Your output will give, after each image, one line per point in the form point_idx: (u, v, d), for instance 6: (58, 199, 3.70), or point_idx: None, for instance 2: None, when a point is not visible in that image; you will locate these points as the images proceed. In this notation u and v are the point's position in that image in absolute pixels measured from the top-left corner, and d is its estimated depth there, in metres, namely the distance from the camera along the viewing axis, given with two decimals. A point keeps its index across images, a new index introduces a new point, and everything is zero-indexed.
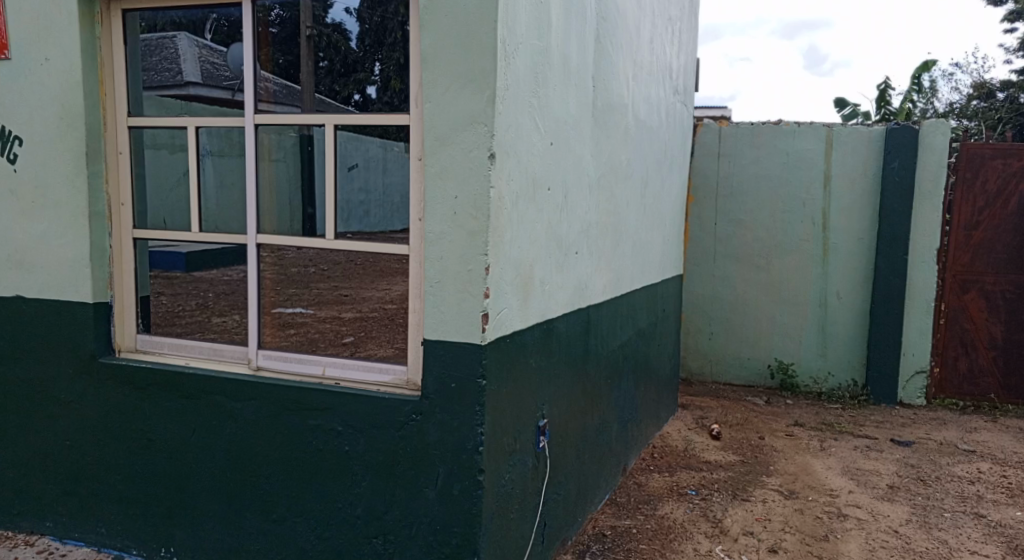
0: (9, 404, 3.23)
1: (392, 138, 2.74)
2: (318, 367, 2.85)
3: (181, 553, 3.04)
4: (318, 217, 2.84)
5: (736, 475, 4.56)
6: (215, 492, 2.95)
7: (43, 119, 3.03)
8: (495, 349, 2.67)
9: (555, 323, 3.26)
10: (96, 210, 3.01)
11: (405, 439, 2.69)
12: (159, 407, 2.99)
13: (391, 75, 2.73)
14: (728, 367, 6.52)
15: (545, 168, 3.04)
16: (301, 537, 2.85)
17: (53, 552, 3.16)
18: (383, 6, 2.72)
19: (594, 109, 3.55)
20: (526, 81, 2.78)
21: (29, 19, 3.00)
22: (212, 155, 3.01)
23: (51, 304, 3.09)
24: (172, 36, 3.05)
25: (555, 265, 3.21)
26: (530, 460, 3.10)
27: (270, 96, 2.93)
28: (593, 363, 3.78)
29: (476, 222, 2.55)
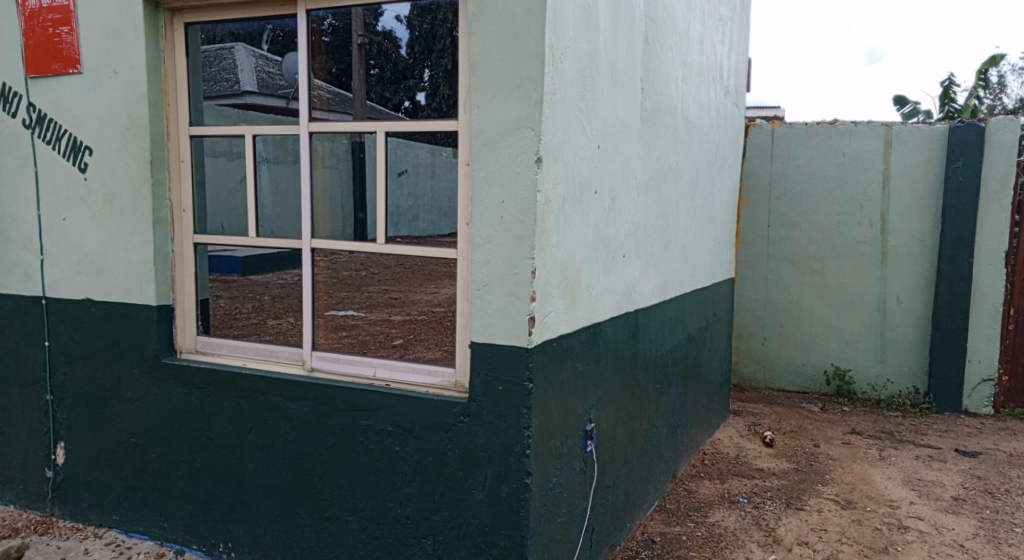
0: (79, 402, 3.38)
1: (441, 143, 2.79)
2: (368, 369, 2.91)
3: (238, 548, 3.13)
4: (368, 222, 2.90)
5: (791, 483, 4.46)
6: (270, 490, 3.04)
7: (111, 129, 3.17)
8: (542, 352, 2.68)
9: (602, 327, 3.26)
10: (159, 216, 3.14)
11: (453, 441, 2.72)
12: (217, 406, 3.09)
13: (439, 82, 2.76)
14: (783, 374, 6.38)
15: (593, 171, 3.04)
16: (352, 536, 2.91)
17: (119, 545, 3.29)
18: (432, 13, 2.75)
19: (643, 112, 3.53)
20: (573, 85, 2.79)
21: (98, 34, 3.14)
22: (268, 162, 3.07)
23: (118, 306, 3.23)
24: (229, 46, 3.12)
25: (603, 268, 3.21)
26: (578, 465, 3.09)
27: (323, 104, 2.97)
28: (642, 368, 3.75)
29: (523, 226, 2.57)
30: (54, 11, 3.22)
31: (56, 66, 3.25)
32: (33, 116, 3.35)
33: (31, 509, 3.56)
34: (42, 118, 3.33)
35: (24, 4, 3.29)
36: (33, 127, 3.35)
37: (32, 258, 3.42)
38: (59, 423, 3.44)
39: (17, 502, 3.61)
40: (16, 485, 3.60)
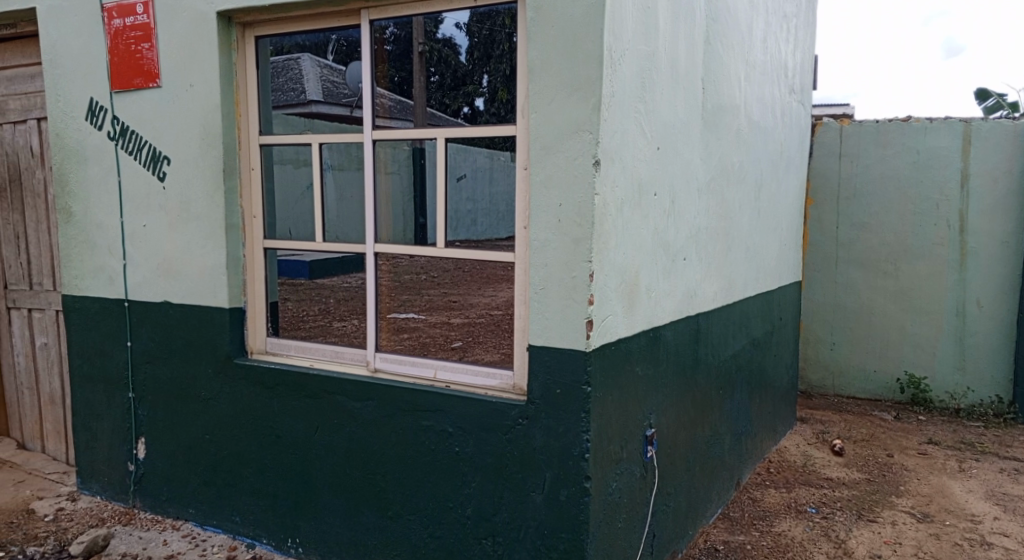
0: (158, 399, 3.55)
1: (498, 147, 2.82)
2: (429, 370, 2.96)
3: (305, 544, 3.23)
4: (429, 226, 2.95)
5: (862, 494, 4.31)
6: (336, 488, 3.12)
7: (187, 140, 3.33)
8: (600, 356, 2.68)
9: (662, 330, 3.23)
10: (231, 222, 3.29)
11: (512, 443, 2.74)
12: (286, 405, 3.20)
13: (498, 86, 2.80)
14: (854, 381, 6.15)
15: (652, 173, 3.02)
16: (414, 535, 2.97)
17: (195, 537, 3.44)
18: (491, 18, 2.78)
19: (704, 112, 3.49)
20: (632, 87, 2.78)
21: (175, 48, 3.30)
22: (333, 169, 3.16)
23: (194, 308, 3.38)
24: (296, 57, 3.24)
25: (662, 271, 3.18)
26: (638, 470, 3.07)
27: (386, 112, 3.04)
28: (704, 373, 3.70)
29: (580, 229, 2.58)
30: (137, 28, 3.38)
31: (139, 81, 3.42)
32: (117, 129, 3.53)
33: (114, 501, 3.76)
34: (126, 130, 3.50)
35: (109, 23, 3.45)
36: (117, 139, 3.53)
37: (115, 263, 3.61)
38: (140, 420, 3.62)
39: (102, 494, 3.80)
40: (100, 478, 3.80)
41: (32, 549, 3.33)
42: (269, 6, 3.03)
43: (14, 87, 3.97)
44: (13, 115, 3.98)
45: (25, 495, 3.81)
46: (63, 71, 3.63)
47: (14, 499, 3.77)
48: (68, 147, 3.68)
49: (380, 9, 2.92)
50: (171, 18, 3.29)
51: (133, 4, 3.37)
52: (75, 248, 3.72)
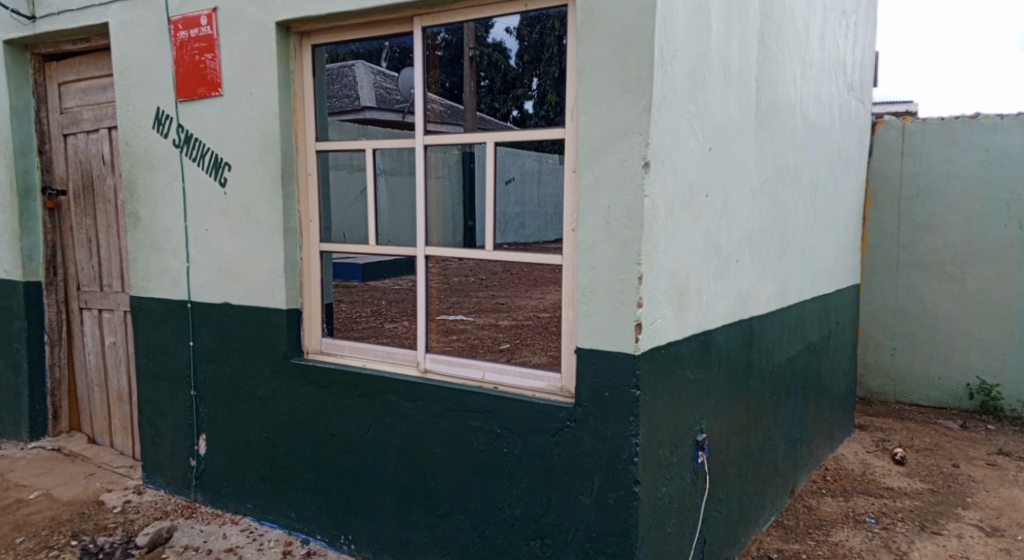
0: (218, 396, 3.68)
1: (547, 150, 2.83)
2: (478, 372, 2.98)
3: (357, 541, 3.30)
4: (477, 230, 2.98)
5: (926, 505, 4.15)
6: (388, 486, 3.18)
7: (247, 146, 3.44)
8: (649, 359, 2.66)
9: (714, 334, 3.18)
10: (289, 226, 3.38)
11: (560, 446, 2.75)
12: (340, 404, 3.27)
13: (547, 89, 2.81)
14: (917, 387, 5.94)
15: (703, 174, 2.98)
16: (463, 534, 3.00)
17: (253, 531, 3.56)
18: (541, 22, 2.79)
19: (758, 112, 3.43)
20: (683, 87, 2.75)
21: (235, 58, 3.42)
22: (386, 174, 3.23)
23: (253, 309, 3.50)
24: (350, 65, 3.33)
25: (714, 273, 3.13)
26: (688, 476, 3.03)
27: (436, 117, 3.09)
28: (757, 378, 3.63)
29: (629, 232, 2.56)
30: (200, 39, 3.52)
31: (202, 90, 3.55)
32: (181, 136, 3.67)
33: (178, 494, 3.91)
34: (189, 138, 3.64)
35: (175, 35, 3.60)
36: (181, 146, 3.68)
37: (179, 265, 3.76)
38: (202, 417, 3.75)
39: (165, 487, 3.96)
40: (164, 472, 3.95)
41: (101, 539, 3.50)
42: (325, 14, 3.11)
43: (87, 98, 4.18)
44: (86, 124, 4.19)
45: (95, 487, 4.00)
46: (132, 82, 3.80)
47: (85, 491, 3.96)
48: (136, 155, 3.85)
49: (431, 16, 2.96)
50: (233, 29, 3.41)
51: (197, 17, 3.51)
52: (142, 252, 3.89)
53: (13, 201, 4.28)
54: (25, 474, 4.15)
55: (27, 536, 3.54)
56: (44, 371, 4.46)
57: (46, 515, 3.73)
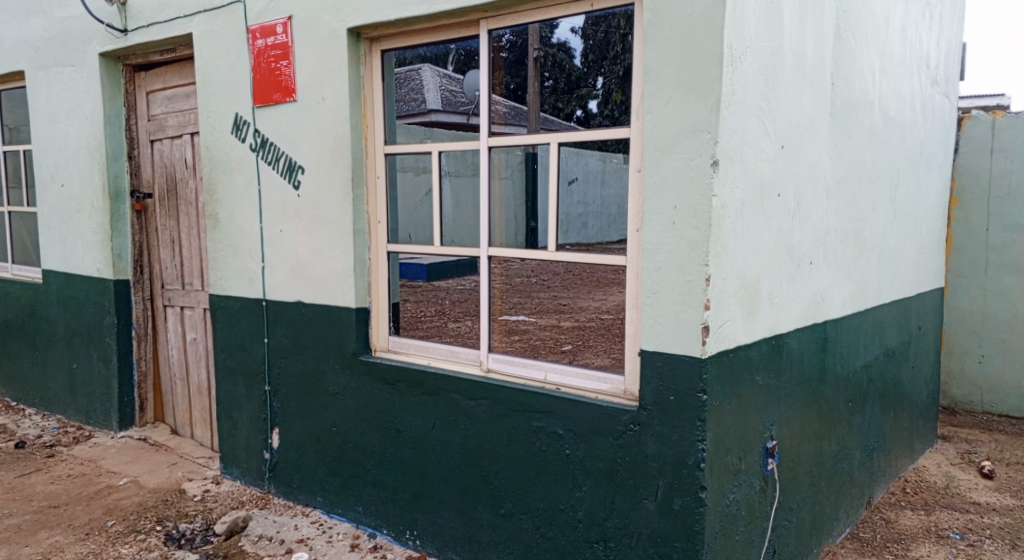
0: (292, 392, 3.80)
1: (611, 150, 2.80)
2: (540, 372, 2.99)
3: (422, 536, 3.36)
4: (540, 230, 2.99)
5: (1017, 523, 3.91)
6: (452, 484, 3.22)
7: (319, 150, 3.54)
8: (717, 363, 2.61)
9: (785, 338, 3.09)
10: (359, 227, 3.47)
11: (624, 449, 2.72)
12: (406, 402, 3.34)
13: (612, 88, 2.79)
14: (1007, 397, 5.59)
15: (775, 173, 2.90)
16: (526, 534, 3.01)
17: (322, 524, 3.66)
18: (606, 20, 2.78)
19: (834, 109, 3.31)
20: (754, 85, 2.68)
21: (309, 65, 3.53)
22: (450, 175, 3.27)
23: (325, 307, 3.60)
24: (417, 68, 3.37)
25: (786, 275, 3.04)
26: (757, 483, 2.95)
27: (501, 118, 3.09)
28: (832, 384, 3.50)
29: (697, 232, 2.52)
30: (276, 47, 3.64)
31: (277, 96, 3.68)
32: (258, 141, 3.81)
33: (252, 485, 4.06)
34: (265, 142, 3.78)
35: (253, 43, 3.74)
36: (258, 150, 3.82)
37: (255, 265, 3.91)
38: (275, 411, 3.89)
39: (241, 478, 4.12)
40: (240, 464, 4.12)
41: (183, 526, 3.68)
42: (395, 20, 3.18)
43: (172, 106, 4.40)
44: (171, 130, 4.41)
45: (177, 476, 4.21)
46: (214, 90, 3.97)
47: (168, 479, 4.17)
48: (216, 159, 4.03)
49: (497, 19, 2.99)
50: (307, 36, 3.52)
51: (273, 25, 3.64)
52: (221, 252, 4.06)
53: (105, 203, 4.56)
54: (114, 462, 4.41)
55: (117, 520, 3.75)
56: (131, 364, 4.72)
57: (133, 501, 3.95)
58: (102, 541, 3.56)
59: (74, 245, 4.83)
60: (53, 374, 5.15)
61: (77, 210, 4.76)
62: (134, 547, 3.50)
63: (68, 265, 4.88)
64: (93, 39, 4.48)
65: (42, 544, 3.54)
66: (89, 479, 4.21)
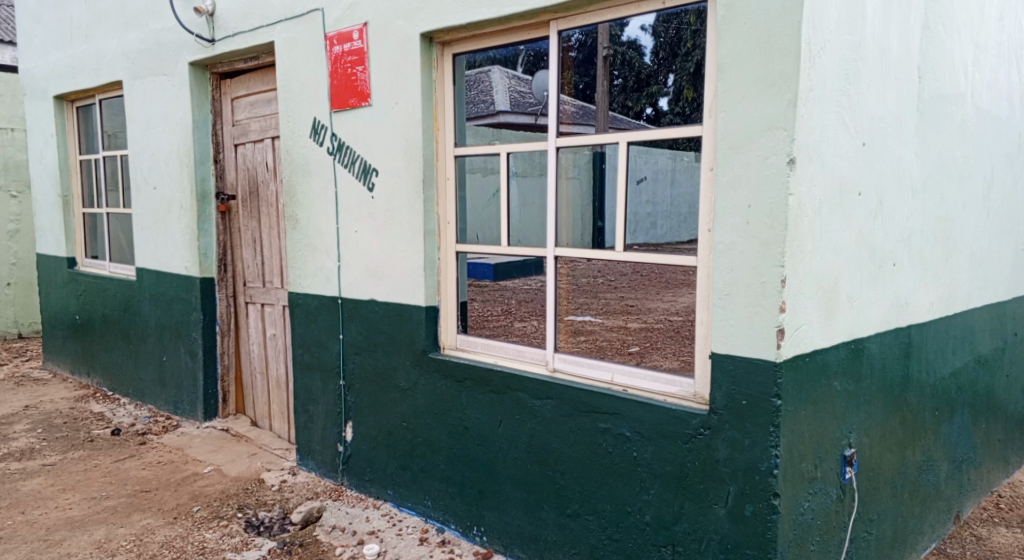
0: (365, 388, 3.90)
1: (682, 148, 2.75)
2: (607, 374, 2.96)
3: (489, 533, 3.39)
4: (607, 230, 2.96)
5: None
6: (519, 482, 3.24)
7: (392, 152, 3.62)
8: (792, 368, 2.52)
9: (866, 342, 2.96)
10: (429, 228, 3.53)
11: (693, 452, 2.67)
12: (474, 400, 3.37)
13: (683, 85, 2.75)
14: None
15: (856, 171, 2.78)
16: (593, 535, 3.00)
17: (393, 517, 3.75)
18: (678, 17, 2.73)
19: (922, 104, 3.15)
20: (834, 80, 2.58)
21: (383, 69, 3.61)
22: (518, 176, 3.28)
23: (397, 306, 3.68)
24: (487, 70, 3.40)
25: (867, 278, 2.92)
26: (834, 492, 2.84)
27: (569, 118, 3.09)
28: (915, 392, 3.33)
29: (772, 232, 2.45)
30: (352, 53, 3.74)
31: (353, 101, 3.78)
32: (335, 144, 3.93)
33: (327, 477, 4.20)
34: (342, 146, 3.89)
35: (330, 49, 3.86)
36: (334, 153, 3.94)
37: (331, 264, 4.03)
38: (350, 406, 4.01)
39: (317, 470, 4.26)
40: (315, 456, 4.26)
41: (263, 514, 3.84)
42: (467, 24, 3.22)
43: (256, 112, 4.59)
44: (254, 135, 4.61)
45: (257, 466, 4.40)
46: (294, 96, 4.12)
47: (249, 469, 4.36)
48: (295, 162, 4.18)
49: (568, 19, 2.98)
50: (381, 41, 3.60)
51: (350, 32, 3.74)
52: (299, 251, 4.21)
53: (193, 205, 4.80)
54: (200, 451, 4.64)
55: (202, 506, 3.95)
56: (215, 359, 4.96)
57: (217, 488, 4.15)
58: (189, 525, 3.75)
59: (165, 244, 5.10)
60: (145, 366, 5.46)
61: (168, 211, 5.03)
62: (218, 532, 3.67)
63: (160, 263, 5.16)
64: (184, 50, 4.72)
65: (134, 526, 3.76)
66: (177, 466, 4.46)
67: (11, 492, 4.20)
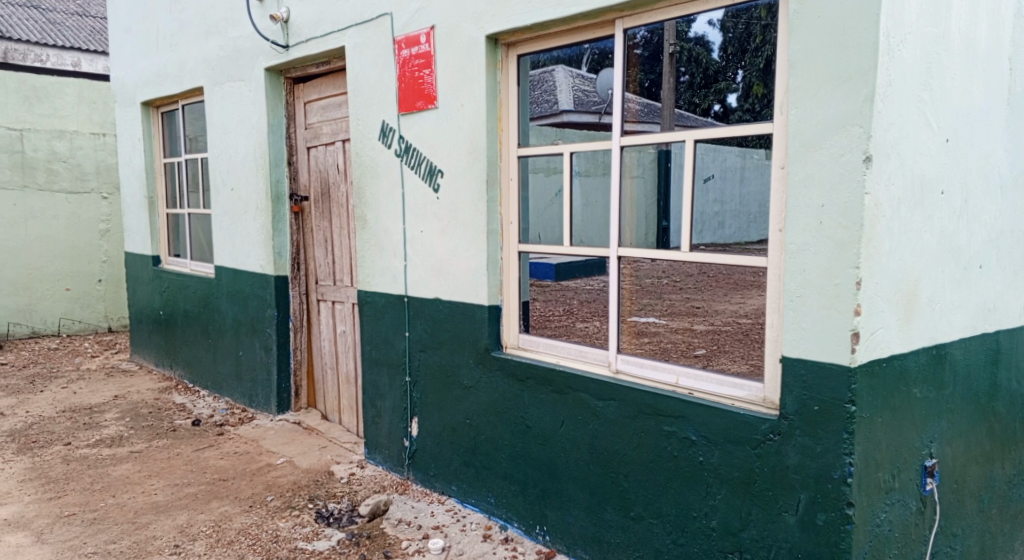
0: (430, 385, 3.96)
1: (751, 146, 2.68)
2: (671, 376, 2.92)
3: (552, 532, 3.40)
4: (672, 230, 2.91)
5: None
6: (582, 483, 3.23)
7: (458, 153, 3.66)
8: (868, 373, 2.43)
9: (949, 348, 2.82)
10: (492, 228, 3.56)
11: (762, 459, 2.60)
12: (537, 399, 3.38)
13: (753, 81, 2.67)
14: None
15: (938, 168, 2.64)
16: (657, 538, 2.96)
17: (457, 512, 3.80)
18: (747, 12, 2.65)
19: (1013, 96, 2.97)
20: (915, 74, 2.46)
21: (449, 71, 3.65)
22: (581, 175, 3.26)
23: (461, 305, 3.72)
24: (551, 69, 3.40)
25: (950, 280, 2.77)
26: (914, 504, 2.72)
27: (634, 116, 3.05)
28: (1004, 401, 3.15)
29: (847, 232, 2.35)
30: (420, 56, 3.80)
31: (420, 104, 3.83)
32: (402, 147, 4.00)
33: (393, 471, 4.29)
34: (409, 148, 3.95)
35: (398, 54, 3.93)
36: (401, 155, 4.01)
37: (398, 264, 4.11)
38: (415, 402, 4.08)
39: (384, 464, 4.35)
40: (382, 450, 4.36)
41: (332, 505, 3.95)
42: (531, 24, 3.22)
43: (328, 115, 4.72)
44: (326, 137, 4.74)
45: (327, 458, 4.53)
46: (364, 99, 4.21)
47: (320, 461, 4.51)
48: (364, 164, 4.28)
49: (633, 17, 2.93)
50: (448, 44, 3.64)
51: (417, 36, 3.80)
52: (368, 251, 4.31)
53: (269, 205, 4.97)
54: (273, 443, 4.82)
55: (275, 496, 4.10)
56: (289, 353, 5.13)
57: (289, 479, 4.30)
58: (263, 513, 3.90)
59: (242, 243, 5.30)
60: (223, 360, 5.69)
61: (245, 211, 5.22)
62: (290, 521, 3.80)
63: (237, 261, 5.37)
64: (260, 56, 4.89)
65: (213, 513, 3.94)
66: (253, 456, 4.64)
67: (103, 476, 4.46)
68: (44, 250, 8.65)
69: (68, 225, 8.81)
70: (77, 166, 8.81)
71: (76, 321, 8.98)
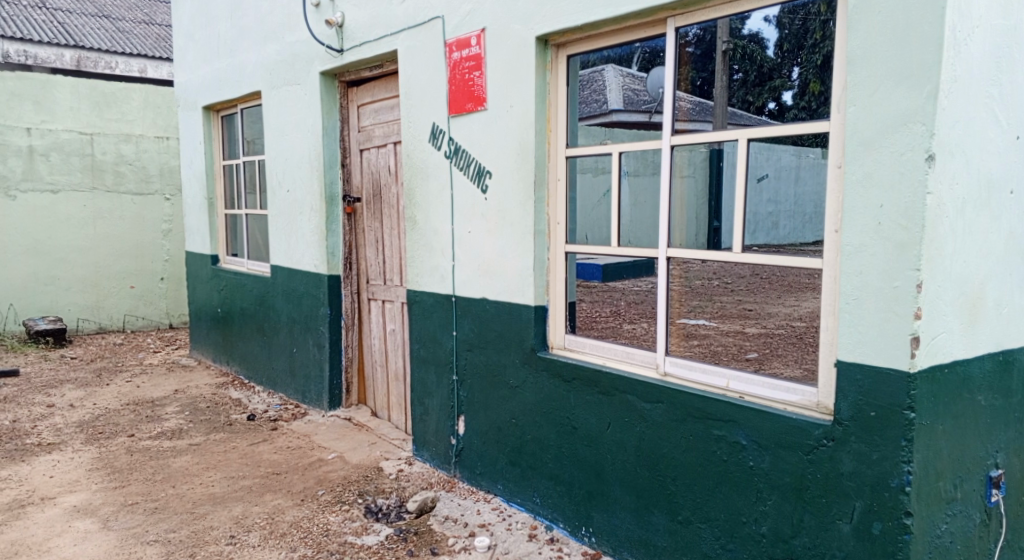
0: (478, 384, 3.99)
1: (807, 144, 2.61)
2: (721, 380, 2.87)
3: (597, 534, 3.38)
4: (724, 230, 2.87)
5: None
6: (629, 485, 3.20)
7: (506, 154, 3.67)
8: (929, 379, 2.34)
9: (1016, 354, 2.70)
10: (539, 228, 3.56)
11: (814, 464, 2.54)
12: (584, 400, 3.36)
13: (809, 78, 2.60)
14: None
15: (1007, 166, 2.54)
16: (705, 543, 2.92)
17: (503, 511, 3.82)
18: (804, 8, 2.58)
19: None
20: (983, 70, 2.37)
21: (499, 73, 3.66)
22: (630, 175, 3.23)
23: (508, 305, 3.73)
24: (600, 69, 3.38)
25: (1018, 284, 2.66)
26: (977, 516, 2.61)
27: (685, 115, 3.00)
28: None
29: (906, 233, 2.27)
30: (470, 58, 3.82)
31: (469, 105, 3.86)
32: (451, 148, 4.04)
33: (440, 469, 4.32)
34: (458, 150, 3.99)
35: (449, 56, 3.96)
36: (451, 157, 4.05)
37: (446, 263, 4.14)
38: (462, 400, 4.11)
39: (431, 461, 4.40)
40: (430, 448, 4.40)
41: (381, 501, 4.01)
42: (581, 24, 3.21)
43: (380, 118, 4.80)
44: (377, 140, 4.82)
45: (376, 454, 4.60)
46: (416, 101, 4.26)
47: (369, 457, 4.58)
48: (414, 165, 4.33)
49: (685, 15, 2.89)
50: (498, 45, 3.66)
51: (468, 38, 3.83)
52: (417, 250, 4.36)
53: (322, 206, 5.08)
54: (325, 438, 4.92)
55: (326, 490, 4.18)
56: (341, 351, 5.23)
57: (340, 474, 4.38)
58: (315, 507, 3.99)
59: (297, 243, 5.43)
60: (277, 356, 5.84)
61: (300, 212, 5.35)
62: (340, 516, 3.88)
63: (292, 261, 5.50)
64: (316, 61, 5.00)
65: (267, 505, 4.04)
66: (305, 451, 4.74)
67: (163, 467, 4.62)
68: (111, 249, 9.01)
69: (133, 226, 9.16)
70: (142, 168, 9.15)
71: (140, 318, 9.32)
